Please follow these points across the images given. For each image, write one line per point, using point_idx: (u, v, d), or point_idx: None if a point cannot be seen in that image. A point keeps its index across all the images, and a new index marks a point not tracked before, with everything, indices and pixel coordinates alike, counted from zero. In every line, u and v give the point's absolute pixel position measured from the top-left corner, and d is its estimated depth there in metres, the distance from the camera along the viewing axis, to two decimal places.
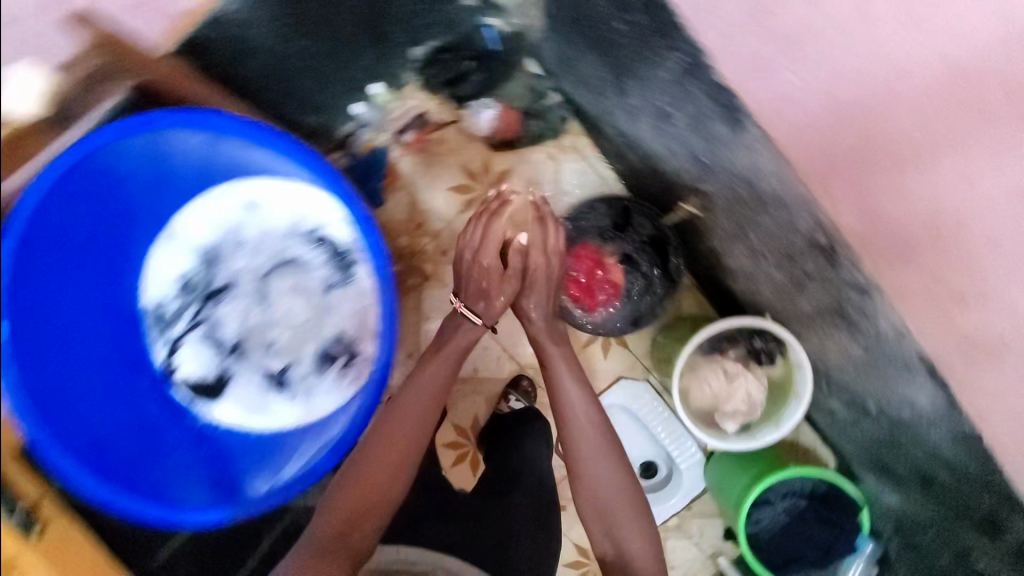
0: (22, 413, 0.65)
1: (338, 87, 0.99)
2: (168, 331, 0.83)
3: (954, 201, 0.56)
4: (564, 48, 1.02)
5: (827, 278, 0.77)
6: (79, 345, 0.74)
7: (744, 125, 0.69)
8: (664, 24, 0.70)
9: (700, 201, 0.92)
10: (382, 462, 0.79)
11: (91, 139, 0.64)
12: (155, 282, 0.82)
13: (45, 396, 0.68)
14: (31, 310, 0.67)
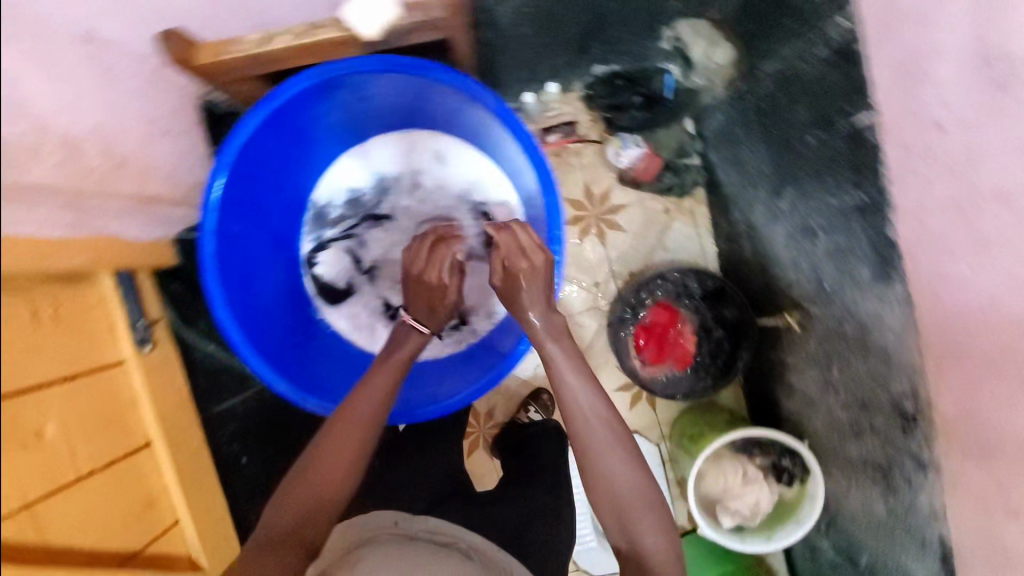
0: (206, 258, 0.68)
1: (524, 74, 1.16)
2: (323, 230, 0.88)
3: None
4: (735, 126, 1.08)
5: (892, 440, 0.81)
6: (260, 215, 0.78)
7: (891, 280, 0.73)
8: (861, 162, 0.73)
9: (801, 317, 0.95)
10: (339, 454, 0.66)
11: (364, 63, 0.67)
12: (330, 184, 0.88)
13: (225, 250, 0.71)
14: (245, 172, 0.71)
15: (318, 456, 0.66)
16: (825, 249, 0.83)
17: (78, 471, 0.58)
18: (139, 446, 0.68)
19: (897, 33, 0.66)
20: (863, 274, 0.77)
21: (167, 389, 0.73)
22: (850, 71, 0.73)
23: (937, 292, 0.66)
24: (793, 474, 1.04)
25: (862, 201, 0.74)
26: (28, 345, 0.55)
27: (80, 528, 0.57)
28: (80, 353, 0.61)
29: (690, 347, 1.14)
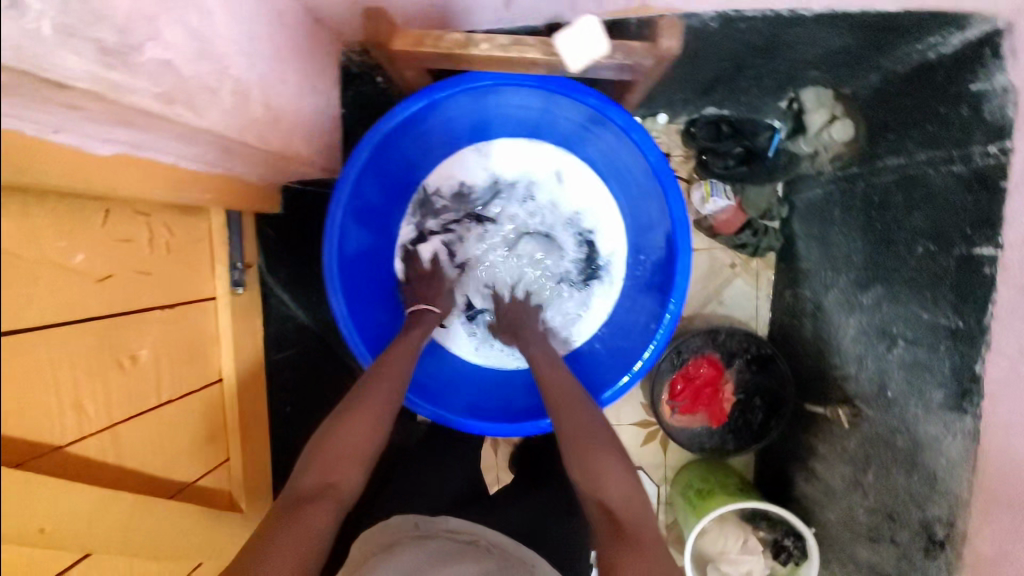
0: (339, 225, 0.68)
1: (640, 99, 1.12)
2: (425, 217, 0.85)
3: None
4: (830, 205, 1.04)
5: (909, 556, 0.82)
6: (380, 190, 0.77)
7: (964, 411, 0.73)
8: (969, 290, 0.73)
9: (850, 413, 0.96)
10: (364, 415, 0.62)
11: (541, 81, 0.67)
12: (445, 175, 0.84)
13: (352, 220, 0.71)
14: (387, 149, 0.71)
15: (342, 414, 0.63)
16: (900, 359, 0.85)
17: (159, 400, 0.59)
18: (212, 381, 0.69)
19: None
20: (933, 396, 0.78)
21: (246, 331, 0.76)
22: (982, 197, 0.71)
23: (1015, 440, 0.66)
24: (792, 554, 1.06)
25: (953, 326, 0.75)
26: (142, 270, 0.56)
27: (154, 453, 0.59)
28: (180, 284, 0.62)
29: (727, 409, 1.16)
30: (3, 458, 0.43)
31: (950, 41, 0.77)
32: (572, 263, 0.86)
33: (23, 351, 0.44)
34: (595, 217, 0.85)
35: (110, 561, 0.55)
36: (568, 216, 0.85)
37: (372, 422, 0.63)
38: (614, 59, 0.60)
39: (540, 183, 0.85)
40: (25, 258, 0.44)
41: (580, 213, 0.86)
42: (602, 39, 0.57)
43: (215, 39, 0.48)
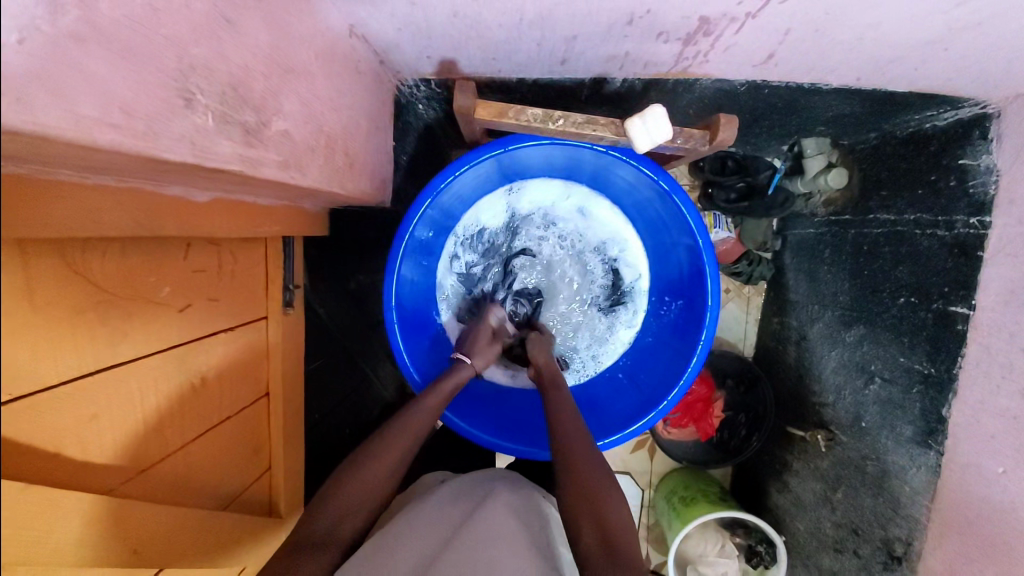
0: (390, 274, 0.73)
1: None
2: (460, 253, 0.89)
3: None
4: (820, 245, 1.14)
5: (870, 568, 0.95)
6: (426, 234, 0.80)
7: (930, 448, 0.85)
8: (943, 341, 0.83)
9: (825, 437, 1.07)
10: (391, 455, 0.67)
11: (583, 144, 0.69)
12: (480, 213, 0.88)
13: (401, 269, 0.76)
14: (434, 203, 0.74)
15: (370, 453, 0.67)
16: (876, 395, 0.95)
17: (219, 416, 0.63)
18: (260, 395, 0.73)
19: (1018, 256, 0.72)
20: (904, 431, 0.89)
21: (292, 348, 0.79)
22: (963, 263, 0.81)
23: (972, 478, 0.77)
24: (762, 559, 1.16)
25: (925, 371, 0.86)
26: (213, 297, 0.59)
27: (213, 467, 0.63)
28: (241, 308, 0.65)
29: (715, 424, 1.25)
30: (100, 484, 0.47)
31: (944, 115, 0.84)
32: (601, 286, 0.92)
33: (114, 383, 0.47)
34: (619, 245, 0.90)
35: None
36: (591, 248, 0.91)
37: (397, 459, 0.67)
38: (674, 143, 0.65)
39: (568, 219, 0.90)
40: (121, 294, 0.46)
41: (607, 241, 0.91)
42: (669, 128, 0.60)
43: (313, 99, 0.50)
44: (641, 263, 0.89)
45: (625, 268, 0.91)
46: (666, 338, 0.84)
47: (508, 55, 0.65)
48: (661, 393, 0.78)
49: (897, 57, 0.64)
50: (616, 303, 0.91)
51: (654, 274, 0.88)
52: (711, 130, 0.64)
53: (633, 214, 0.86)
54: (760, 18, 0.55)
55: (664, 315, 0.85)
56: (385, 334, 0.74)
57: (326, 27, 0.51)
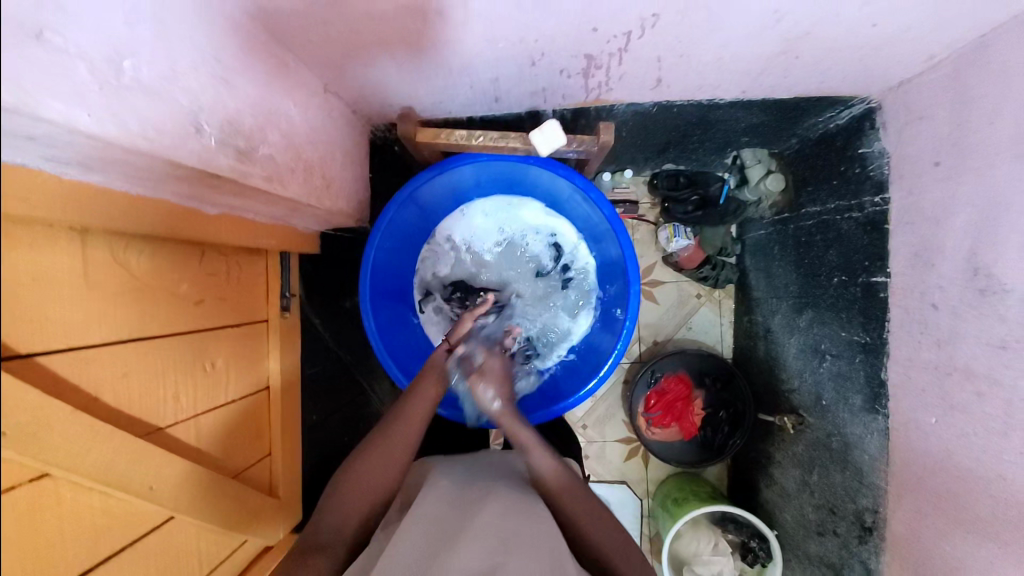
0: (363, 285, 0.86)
1: (621, 161, 1.26)
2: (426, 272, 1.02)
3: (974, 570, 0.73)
4: (771, 243, 1.24)
5: (848, 544, 0.97)
6: (392, 252, 0.93)
7: (877, 413, 0.90)
8: (871, 309, 0.91)
9: (795, 421, 1.12)
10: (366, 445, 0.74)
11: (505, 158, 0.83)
12: (434, 235, 1.01)
13: (372, 282, 0.89)
14: (393, 223, 0.88)
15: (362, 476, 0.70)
16: (829, 370, 1.02)
17: (225, 397, 0.77)
18: (260, 388, 0.86)
19: (912, 223, 0.83)
20: (855, 401, 0.95)
21: (290, 351, 0.92)
22: (876, 237, 0.90)
23: (912, 434, 0.82)
24: (758, 556, 1.16)
25: (863, 341, 0.93)
26: (220, 296, 0.75)
27: (219, 441, 0.76)
28: (244, 309, 0.81)
29: (697, 422, 1.30)
30: (134, 430, 0.61)
31: (841, 115, 0.97)
32: (551, 276, 1.03)
33: (142, 354, 0.61)
34: (555, 233, 1.01)
35: (186, 529, 0.70)
36: (534, 246, 1.02)
37: (393, 472, 0.71)
38: (571, 147, 0.79)
39: (511, 225, 1.02)
40: (150, 285, 0.62)
41: (547, 237, 1.02)
42: (562, 134, 0.75)
43: (294, 134, 0.67)
44: (578, 246, 1.01)
45: (568, 255, 1.01)
46: (612, 305, 0.95)
47: (451, 98, 0.82)
48: (605, 359, 0.90)
49: (762, 68, 0.78)
50: (567, 284, 1.02)
51: (592, 252, 1.00)
52: (597, 134, 0.78)
53: (563, 209, 0.98)
54: (631, 51, 0.71)
55: (607, 287, 0.96)
56: (365, 332, 0.86)
57: (303, 85, 0.69)
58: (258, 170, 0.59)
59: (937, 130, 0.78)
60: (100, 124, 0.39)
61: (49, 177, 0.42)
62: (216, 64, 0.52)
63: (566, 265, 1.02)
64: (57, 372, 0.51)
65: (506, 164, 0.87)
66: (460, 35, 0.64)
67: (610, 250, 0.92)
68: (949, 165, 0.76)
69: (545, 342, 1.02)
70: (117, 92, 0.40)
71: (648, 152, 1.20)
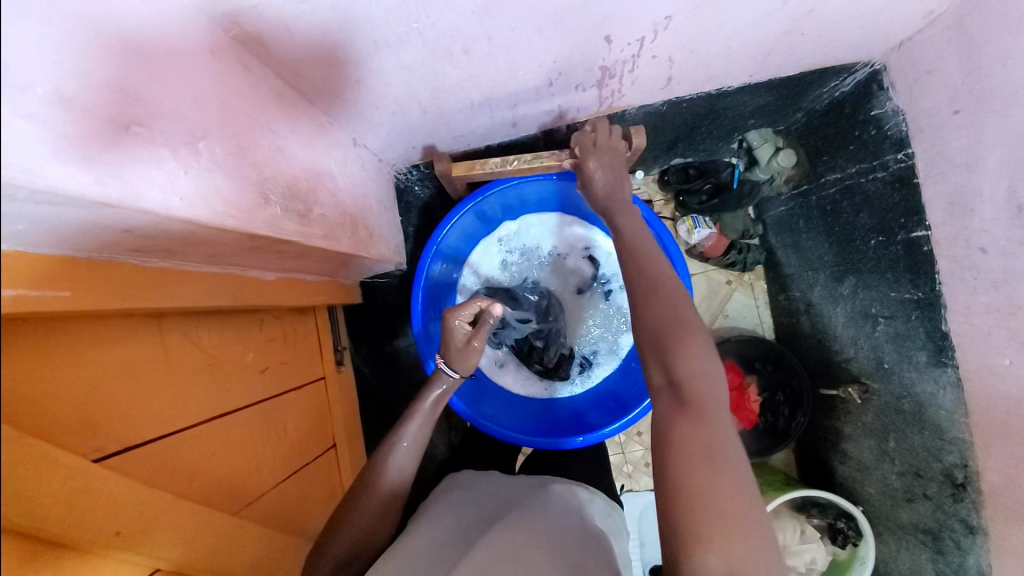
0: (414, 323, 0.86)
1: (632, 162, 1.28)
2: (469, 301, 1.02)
3: None
4: (794, 218, 1.24)
5: (943, 505, 0.94)
6: (436, 287, 0.93)
7: (946, 366, 0.88)
8: (917, 267, 0.91)
9: (859, 391, 1.10)
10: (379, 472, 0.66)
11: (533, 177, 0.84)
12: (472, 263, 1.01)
13: (422, 319, 0.88)
14: (433, 258, 0.88)
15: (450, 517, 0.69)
16: (885, 333, 1.00)
17: (300, 462, 0.76)
18: (329, 446, 0.86)
19: (943, 172, 0.83)
20: (920, 357, 0.94)
21: (346, 402, 0.93)
22: (907, 193, 0.91)
23: (990, 382, 0.80)
24: (848, 535, 1.13)
25: (915, 297, 0.92)
26: (283, 360, 0.75)
27: (300, 507, 0.75)
28: (305, 369, 0.81)
29: (756, 409, 1.27)
30: (227, 507, 0.60)
31: (845, 82, 0.99)
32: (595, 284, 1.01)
33: (223, 430, 0.61)
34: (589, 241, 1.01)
35: None
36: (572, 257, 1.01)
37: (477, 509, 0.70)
38: None
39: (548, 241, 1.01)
40: (222, 359, 0.62)
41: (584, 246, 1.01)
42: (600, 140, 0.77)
43: (337, 191, 0.68)
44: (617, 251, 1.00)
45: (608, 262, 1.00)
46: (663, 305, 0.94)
47: (472, 132, 0.84)
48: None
49: (769, 50, 0.80)
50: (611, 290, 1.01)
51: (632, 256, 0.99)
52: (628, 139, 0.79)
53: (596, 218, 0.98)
54: (643, 56, 0.73)
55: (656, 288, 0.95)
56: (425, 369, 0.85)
57: (338, 144, 0.71)
58: (316, 230, 0.60)
59: (950, 80, 0.79)
60: (189, 207, 0.40)
61: (134, 267, 0.44)
62: (269, 135, 0.54)
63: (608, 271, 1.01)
64: (156, 461, 0.51)
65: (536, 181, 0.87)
66: (483, 69, 0.66)
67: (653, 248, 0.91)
68: (970, 112, 0.77)
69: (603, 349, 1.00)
70: (198, 174, 0.41)
71: (659, 149, 1.22)
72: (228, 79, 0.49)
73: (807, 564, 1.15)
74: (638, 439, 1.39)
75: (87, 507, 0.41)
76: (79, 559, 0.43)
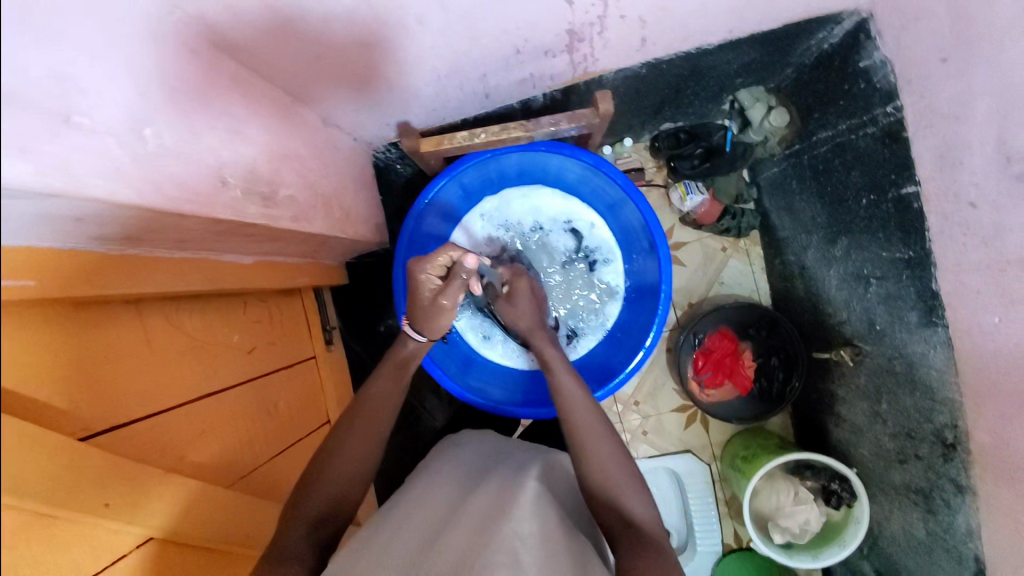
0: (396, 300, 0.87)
1: (621, 129, 1.25)
2: None
3: None
4: (787, 180, 1.21)
5: (933, 466, 0.94)
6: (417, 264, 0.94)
7: (936, 325, 0.87)
8: (908, 225, 0.88)
9: (852, 353, 1.09)
10: (352, 450, 0.68)
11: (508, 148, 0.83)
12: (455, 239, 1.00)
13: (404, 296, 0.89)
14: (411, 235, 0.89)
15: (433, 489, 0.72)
16: (877, 294, 0.99)
17: (294, 438, 0.80)
18: (322, 423, 0.89)
19: (931, 125, 0.80)
20: (911, 317, 0.92)
21: (337, 380, 0.96)
22: (897, 149, 0.88)
23: (978, 339, 0.79)
24: (842, 497, 1.14)
25: (906, 256, 0.90)
26: (270, 341, 0.78)
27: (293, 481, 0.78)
28: (293, 350, 0.84)
29: (750, 375, 1.27)
30: (219, 483, 0.64)
31: (834, 33, 0.96)
32: (579, 257, 1.01)
33: (212, 410, 0.64)
34: (571, 214, 1.00)
35: None
36: (556, 230, 1.01)
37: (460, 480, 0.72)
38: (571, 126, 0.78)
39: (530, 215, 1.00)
40: (206, 343, 0.64)
41: (567, 219, 1.00)
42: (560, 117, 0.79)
43: (307, 172, 0.69)
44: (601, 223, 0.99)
45: (591, 235, 1.00)
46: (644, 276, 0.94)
47: (445, 106, 0.83)
48: (648, 328, 0.88)
49: (746, 4, 0.78)
50: (595, 262, 1.00)
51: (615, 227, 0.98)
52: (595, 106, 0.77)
53: (577, 190, 0.97)
54: (610, 16, 0.71)
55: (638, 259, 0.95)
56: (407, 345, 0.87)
57: (306, 124, 0.72)
58: (284, 212, 0.61)
59: (939, 26, 0.76)
60: (135, 195, 0.41)
61: (100, 255, 0.45)
62: (226, 120, 0.54)
63: (592, 244, 1.01)
64: (146, 443, 0.54)
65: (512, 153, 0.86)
66: (444, 40, 0.66)
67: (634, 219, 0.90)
68: (959, 59, 0.74)
69: (587, 323, 1.00)
70: (148, 160, 0.42)
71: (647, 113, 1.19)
72: (177, 64, 0.49)
73: (801, 525, 1.15)
74: (634, 408, 1.41)
75: (71, 484, 0.44)
76: (69, 531, 0.45)
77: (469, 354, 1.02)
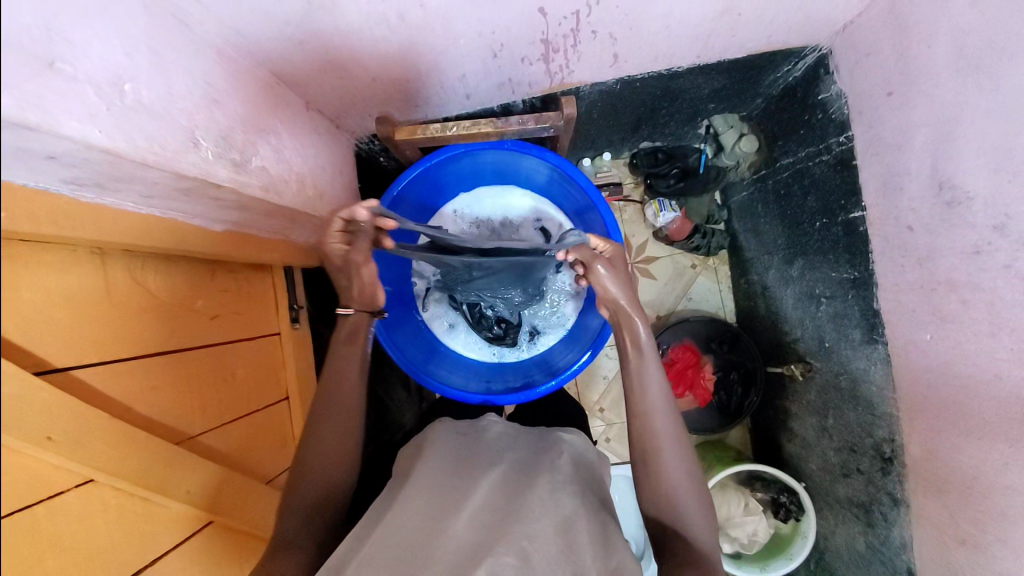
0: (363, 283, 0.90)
1: (599, 145, 1.30)
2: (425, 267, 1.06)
3: (977, 472, 0.74)
4: (754, 203, 1.27)
5: (873, 480, 0.97)
6: None
7: (877, 342, 0.92)
8: (855, 245, 0.94)
9: (804, 368, 1.14)
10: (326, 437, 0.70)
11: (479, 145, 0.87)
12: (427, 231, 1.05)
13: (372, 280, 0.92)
14: None
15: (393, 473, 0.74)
16: (827, 312, 1.04)
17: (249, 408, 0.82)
18: (281, 398, 0.91)
19: (877, 153, 0.86)
20: (855, 335, 0.97)
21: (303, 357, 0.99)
22: (847, 175, 0.94)
23: (912, 355, 0.84)
24: (790, 510, 1.17)
25: (853, 276, 0.95)
26: (234, 311, 0.80)
27: (244, 451, 0.80)
28: (258, 322, 0.86)
29: (710, 386, 1.31)
30: (168, 438, 0.65)
31: (797, 67, 1.02)
32: None
33: (166, 367, 0.65)
34: (539, 214, 1.05)
35: (213, 537, 0.74)
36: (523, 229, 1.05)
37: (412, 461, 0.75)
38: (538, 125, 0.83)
39: (501, 213, 1.05)
40: (169, 302, 0.66)
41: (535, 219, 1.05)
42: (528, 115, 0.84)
43: (282, 148, 0.73)
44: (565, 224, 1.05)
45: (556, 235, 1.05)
46: None
47: (425, 102, 0.88)
48: (603, 324, 0.92)
49: (710, 29, 0.84)
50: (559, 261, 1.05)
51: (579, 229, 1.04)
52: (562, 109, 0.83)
53: (545, 192, 1.02)
54: (583, 31, 0.76)
55: None
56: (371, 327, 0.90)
57: (286, 104, 0.76)
58: (253, 180, 0.65)
59: (882, 63, 0.83)
60: (107, 138, 0.44)
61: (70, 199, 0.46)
62: (204, 87, 0.58)
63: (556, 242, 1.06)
64: (96, 387, 0.56)
65: (484, 151, 0.91)
66: (425, 38, 0.70)
67: (596, 221, 0.95)
68: (900, 93, 0.81)
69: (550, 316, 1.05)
70: (123, 113, 0.46)
71: (624, 130, 1.24)
72: (158, 28, 0.53)
73: (751, 536, 1.18)
74: (597, 414, 1.43)
75: (19, 412, 0.44)
76: (16, 468, 0.45)
77: (436, 343, 1.06)
